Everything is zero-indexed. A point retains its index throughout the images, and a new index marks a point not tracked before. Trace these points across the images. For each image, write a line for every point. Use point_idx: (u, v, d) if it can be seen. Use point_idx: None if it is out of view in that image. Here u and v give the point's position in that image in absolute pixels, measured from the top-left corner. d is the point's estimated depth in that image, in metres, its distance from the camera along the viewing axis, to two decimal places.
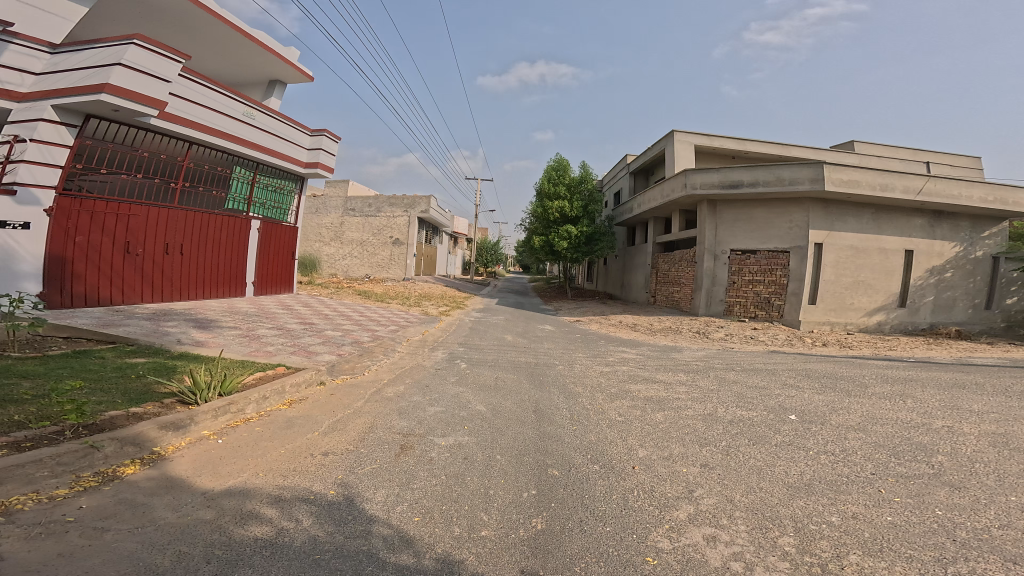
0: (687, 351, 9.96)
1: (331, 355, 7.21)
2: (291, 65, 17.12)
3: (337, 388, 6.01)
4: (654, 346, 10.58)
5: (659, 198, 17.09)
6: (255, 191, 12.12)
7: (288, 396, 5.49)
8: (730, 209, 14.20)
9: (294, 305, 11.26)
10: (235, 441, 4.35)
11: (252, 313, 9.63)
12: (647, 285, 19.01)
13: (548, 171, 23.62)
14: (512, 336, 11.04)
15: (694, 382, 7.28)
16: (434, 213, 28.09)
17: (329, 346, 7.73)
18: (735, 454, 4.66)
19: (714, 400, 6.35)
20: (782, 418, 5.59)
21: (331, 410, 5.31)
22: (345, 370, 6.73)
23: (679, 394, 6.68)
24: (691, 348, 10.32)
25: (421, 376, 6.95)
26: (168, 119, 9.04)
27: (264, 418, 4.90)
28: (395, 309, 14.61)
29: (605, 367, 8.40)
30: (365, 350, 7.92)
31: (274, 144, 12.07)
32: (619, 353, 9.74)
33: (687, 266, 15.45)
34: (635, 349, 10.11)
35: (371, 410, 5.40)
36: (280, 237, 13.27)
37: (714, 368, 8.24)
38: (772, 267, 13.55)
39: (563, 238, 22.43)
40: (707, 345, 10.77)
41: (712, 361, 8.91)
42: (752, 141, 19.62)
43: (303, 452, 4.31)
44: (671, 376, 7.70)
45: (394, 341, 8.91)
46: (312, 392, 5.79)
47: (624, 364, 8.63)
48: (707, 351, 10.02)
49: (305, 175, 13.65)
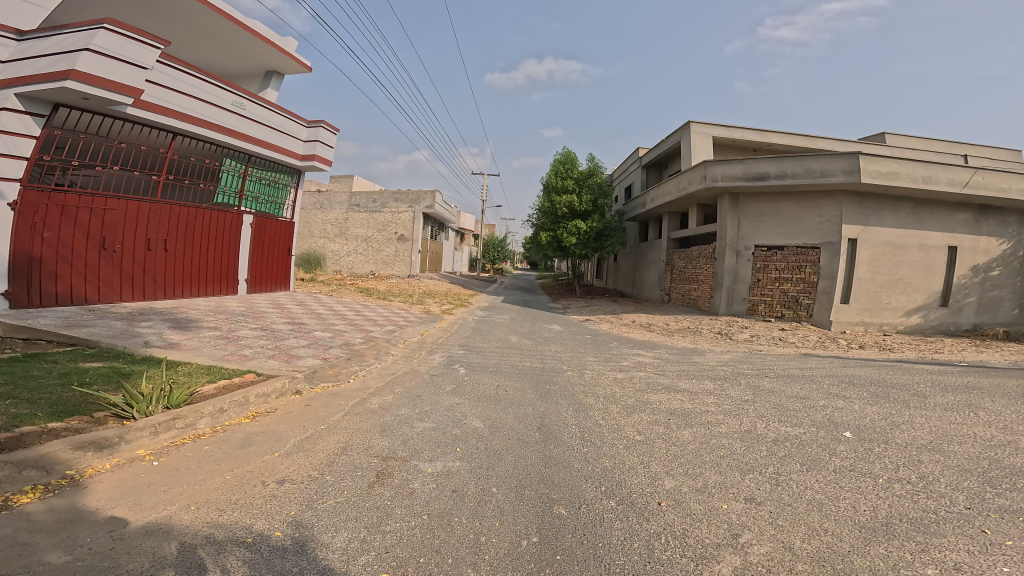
0: (710, 354, 9.09)
1: (315, 360, 6.49)
2: (288, 56, 16.54)
3: (313, 399, 5.28)
4: (672, 348, 9.72)
5: (675, 191, 16.17)
6: (247, 185, 11.50)
7: (251, 409, 4.77)
8: (755, 203, 13.23)
9: (287, 303, 10.59)
10: (173, 466, 3.63)
11: (239, 312, 8.95)
12: (662, 282, 18.07)
13: (556, 164, 22.75)
14: (517, 337, 10.26)
15: (722, 391, 6.42)
16: (440, 209, 27.41)
17: (315, 349, 7.02)
18: (787, 484, 3.82)
19: (749, 414, 5.49)
20: (835, 436, 4.73)
21: (300, 426, 4.58)
22: (327, 377, 5.99)
23: (708, 406, 5.83)
24: (714, 351, 9.44)
25: (414, 383, 6.22)
26: (146, 109, 8.42)
27: (218, 436, 4.19)
28: (397, 307, 13.90)
29: (619, 373, 7.58)
30: (355, 353, 7.20)
31: (267, 136, 11.46)
32: (636, 356, 8.90)
33: (706, 263, 14.49)
34: (652, 353, 9.24)
35: (348, 426, 4.65)
36: (275, 233, 12.64)
37: (744, 374, 7.36)
38: (801, 264, 12.56)
39: (572, 234, 21.59)
40: (731, 347, 9.88)
41: (740, 365, 8.04)
42: (775, 132, 18.55)
43: (253, 479, 3.59)
44: (695, 383, 6.86)
45: (390, 343, 8.19)
46: (282, 404, 5.05)
47: (642, 370, 7.79)
48: (733, 355, 9.12)
49: (302, 168, 13.04)
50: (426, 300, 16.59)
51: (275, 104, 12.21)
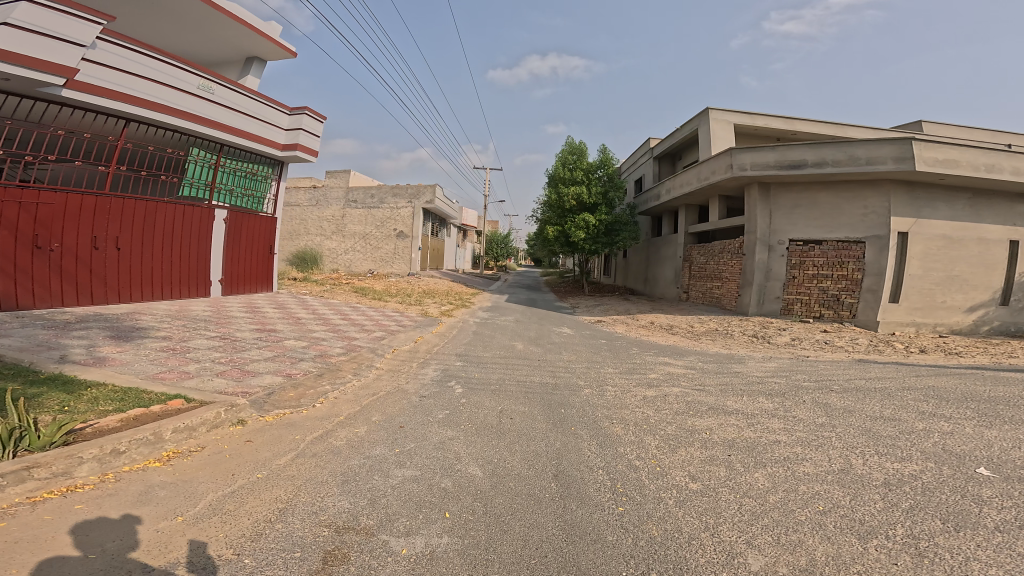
0: (752, 361, 7.88)
1: (278, 377, 5.28)
2: (268, 40, 15.37)
3: (259, 435, 4.04)
4: (706, 354, 8.50)
5: (693, 182, 14.88)
6: (217, 176, 10.59)
7: (166, 448, 3.56)
8: (789, 194, 12.09)
9: (265, 306, 9.40)
10: (9, 538, 2.42)
11: (204, 316, 7.73)
12: (678, 280, 16.75)
13: (564, 155, 21.45)
14: (523, 342, 9.08)
15: (786, 414, 5.19)
16: (440, 204, 26.19)
17: (282, 362, 5.81)
18: (938, 554, 2.78)
19: (836, 447, 4.34)
20: (972, 475, 3.73)
21: (227, 474, 3.36)
22: (286, 403, 4.73)
23: (775, 436, 4.64)
24: (756, 357, 8.21)
25: (402, 409, 5.02)
26: (84, 89, 7.68)
27: (100, 489, 2.97)
28: (393, 309, 12.70)
29: (649, 388, 6.38)
30: (334, 367, 5.98)
31: (241, 123, 10.77)
32: (666, 365, 7.68)
33: (731, 258, 13.20)
34: (684, 361, 8.01)
35: (295, 475, 3.44)
36: (253, 228, 11.52)
37: (803, 389, 6.14)
38: (842, 260, 11.31)
39: (580, 228, 20.26)
40: (773, 353, 8.66)
41: (793, 376, 6.81)
42: (801, 120, 17.21)
43: (121, 561, 2.36)
44: (749, 402, 5.64)
45: (376, 353, 6.99)
46: (213, 439, 3.84)
47: (677, 383, 6.58)
48: (780, 363, 7.88)
49: (284, 158, 12.27)
50: (425, 300, 15.41)
51: (255, 90, 11.58)
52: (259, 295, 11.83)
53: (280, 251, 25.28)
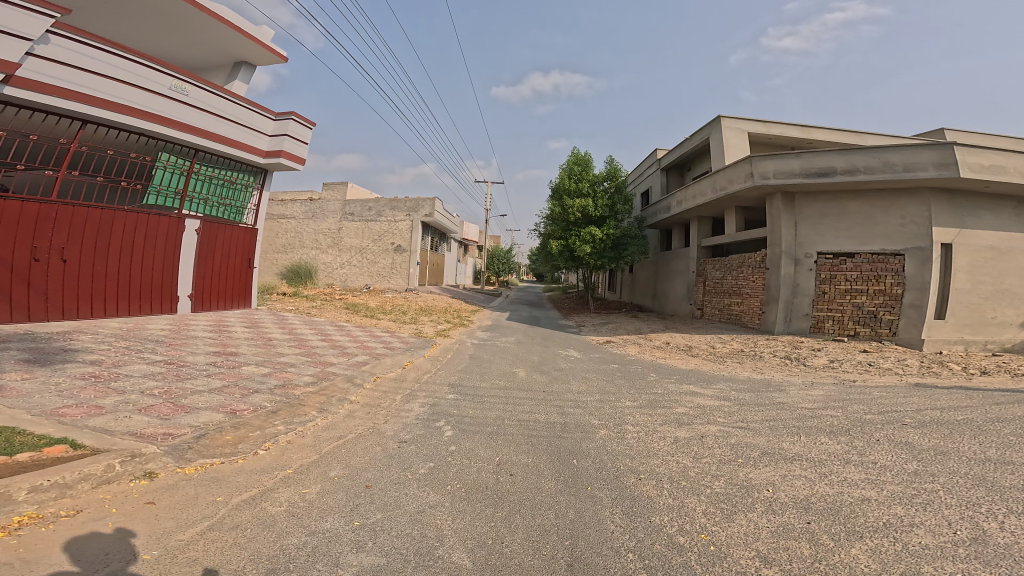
0: (795, 389, 6.82)
1: (218, 415, 4.24)
2: (257, 42, 14.81)
3: (166, 495, 3.02)
4: (737, 382, 7.44)
5: (707, 192, 13.94)
6: (189, 183, 9.89)
7: (19, 512, 2.59)
8: (815, 203, 11.25)
9: (238, 324, 8.37)
10: None
11: (158, 335, 6.70)
12: (691, 295, 15.70)
13: (569, 165, 20.59)
14: (525, 368, 8.00)
15: (863, 461, 4.21)
16: (440, 217, 25.33)
17: (232, 395, 4.76)
18: None
19: (951, 505, 3.36)
20: None
21: (94, 557, 2.33)
22: (218, 450, 3.68)
23: (859, 496, 3.57)
24: (796, 386, 7.14)
25: (370, 462, 3.94)
26: (30, 88, 7.22)
27: None
28: (385, 327, 11.67)
29: (680, 429, 5.33)
30: (296, 402, 4.93)
31: (218, 127, 10.14)
32: (694, 397, 6.66)
33: (753, 273, 12.24)
34: (714, 391, 6.95)
35: (195, 563, 2.40)
36: (229, 240, 10.68)
37: (867, 425, 5.09)
38: (878, 273, 10.37)
39: (586, 242, 19.30)
40: (816, 378, 7.60)
41: (849, 408, 5.77)
42: (818, 127, 16.33)
43: None
44: (811, 444, 4.69)
45: (353, 382, 5.94)
46: (97, 500, 2.84)
47: (714, 421, 5.60)
48: (827, 391, 6.82)
49: (269, 166, 11.59)
50: (421, 318, 14.37)
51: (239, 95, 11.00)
52: (234, 312, 10.85)
53: (273, 265, 24.32)
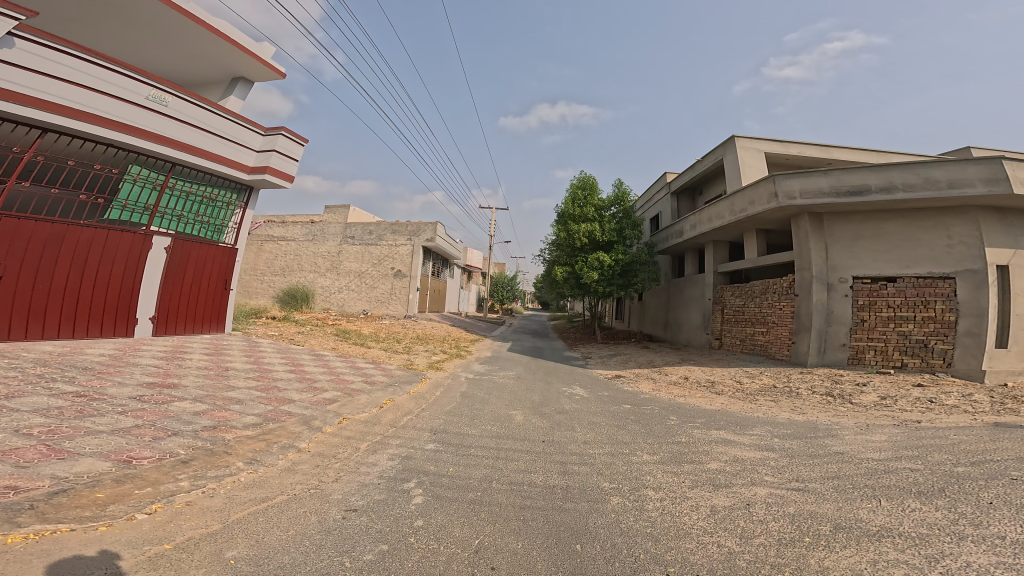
0: (851, 436, 5.90)
1: (103, 463, 3.37)
2: (254, 57, 14.32)
3: None
4: (777, 428, 6.29)
5: (724, 213, 12.95)
6: (162, 199, 9.07)
7: None
8: (847, 224, 10.25)
9: (197, 350, 7.41)
10: None
11: (92, 362, 5.76)
12: (707, 324, 14.54)
13: (573, 190, 19.78)
14: (522, 410, 6.91)
15: (984, 536, 3.28)
16: (443, 241, 24.56)
17: (139, 438, 3.89)
18: None
19: None
20: None
21: None
22: (73, 510, 2.79)
23: None
24: (850, 434, 5.98)
25: (290, 539, 2.94)
26: None
27: None
28: (373, 357, 10.67)
29: (716, 492, 4.27)
30: (221, 449, 4.04)
31: (200, 141, 9.40)
32: (730, 447, 5.57)
33: (781, 299, 11.18)
34: (752, 439, 5.82)
35: None
36: (204, 259, 9.86)
37: (968, 482, 4.22)
38: (925, 299, 9.36)
39: (593, 268, 18.26)
40: (874, 420, 6.63)
41: (931, 459, 4.88)
42: (839, 148, 15.48)
43: None
44: (900, 514, 3.68)
45: (308, 427, 4.97)
46: None
47: (760, 482, 4.47)
48: (892, 435, 5.91)
49: (254, 183, 10.81)
50: (416, 348, 13.32)
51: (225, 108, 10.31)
52: (206, 337, 9.91)
53: (268, 288, 23.45)
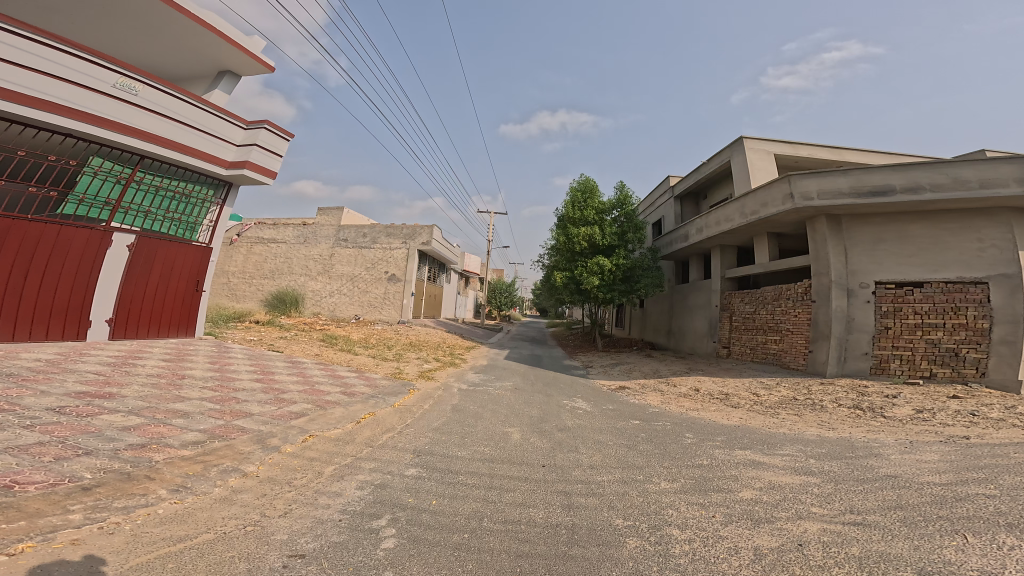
0: (899, 456, 5.11)
1: None
2: (240, 48, 13.58)
3: None
4: (810, 449, 5.49)
5: (734, 217, 12.24)
6: (127, 193, 8.32)
7: None
8: (868, 226, 9.54)
9: (154, 357, 6.64)
10: None
11: (20, 369, 5.04)
12: (715, 332, 13.75)
13: (573, 194, 19.06)
14: (518, 427, 6.13)
15: None
16: (438, 245, 23.79)
17: (35, 459, 3.22)
18: None
19: None
20: None
21: None
22: None
23: None
24: (896, 454, 5.18)
25: None
26: None
27: None
28: (358, 364, 9.84)
29: (748, 530, 3.51)
30: (143, 473, 3.32)
31: (175, 134, 8.69)
32: (764, 471, 4.78)
33: (796, 306, 10.42)
34: (784, 462, 5.05)
35: None
36: (172, 258, 9.10)
37: None
38: (956, 305, 8.61)
39: (593, 273, 17.49)
40: (919, 437, 5.84)
41: (1004, 483, 4.09)
42: (852, 149, 14.84)
43: None
44: (1000, 555, 2.90)
45: (262, 446, 4.20)
46: None
47: (806, 515, 3.70)
48: (946, 454, 5.13)
49: (233, 179, 10.08)
50: (407, 355, 12.51)
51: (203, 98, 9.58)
52: (172, 341, 9.10)
53: (257, 292, 22.62)
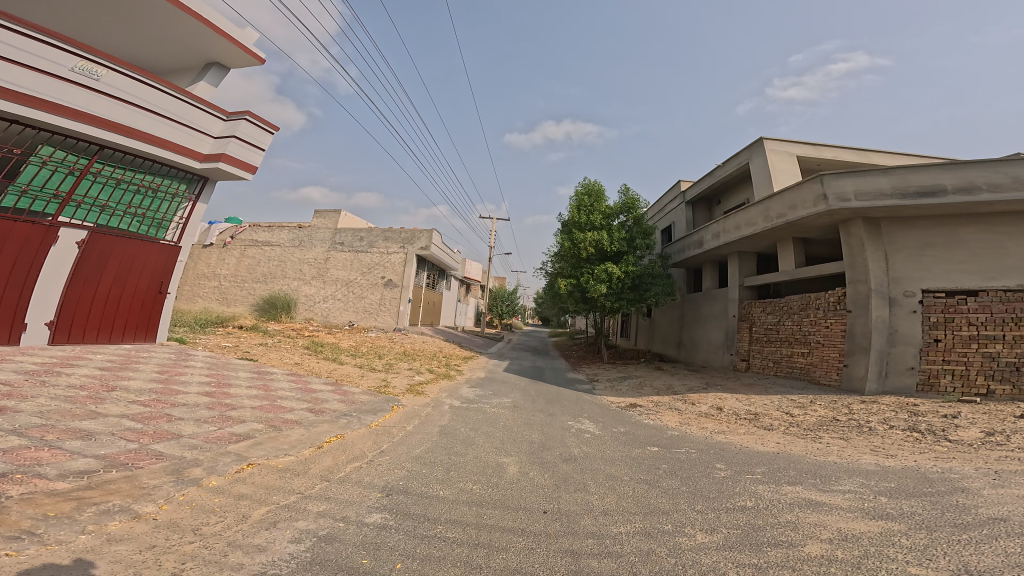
0: (994, 498, 4.10)
1: None
2: (227, 38, 12.68)
3: None
4: (876, 484, 4.53)
5: (757, 220, 11.23)
6: (80, 185, 7.52)
7: None
8: (913, 230, 8.55)
9: (91, 366, 5.70)
10: None
11: None
12: (732, 344, 12.72)
13: (578, 197, 18.07)
14: (516, 457, 5.14)
15: None
16: (438, 250, 22.87)
17: None
18: None
19: None
20: None
21: None
22: None
23: None
24: (987, 490, 4.28)
25: None
26: None
27: None
28: (340, 375, 8.88)
29: None
30: None
31: (142, 123, 7.88)
32: (828, 516, 3.86)
33: (829, 316, 9.41)
34: (848, 505, 4.04)
35: None
36: (132, 257, 8.24)
37: None
38: (1016, 315, 7.66)
39: (601, 280, 16.46)
40: (1005, 469, 4.84)
41: None
42: (879, 151, 13.90)
43: None
44: None
45: (176, 479, 3.32)
46: None
47: None
48: None
49: (208, 173, 9.22)
50: (398, 365, 11.55)
51: (178, 86, 8.76)
52: (128, 346, 8.16)
53: (248, 296, 21.72)
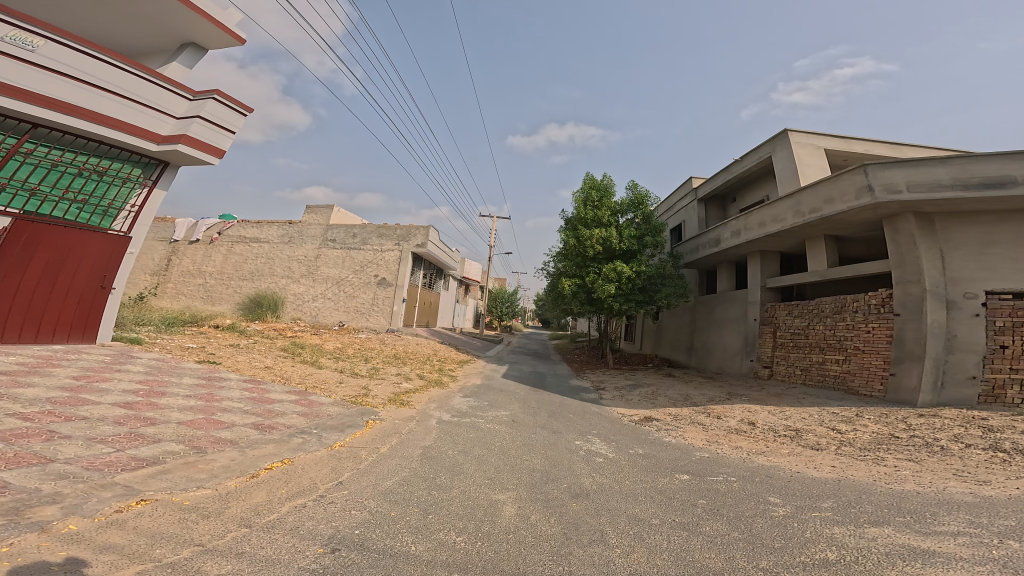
0: None
1: None
2: (204, 16, 11.47)
3: None
4: (991, 525, 3.43)
5: (786, 215, 10.11)
6: (5, 167, 6.51)
7: None
8: (972, 226, 7.47)
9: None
10: None
11: None
12: (754, 350, 11.60)
13: (585, 192, 16.99)
14: (512, 492, 4.05)
15: None
16: (435, 249, 21.76)
17: None
18: None
19: None
20: None
21: None
22: None
23: None
24: None
25: None
26: None
27: None
28: (314, 381, 7.79)
29: None
30: None
31: (86, 100, 6.86)
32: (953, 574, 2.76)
33: (872, 319, 8.29)
34: (970, 558, 2.94)
35: None
36: (66, 246, 7.18)
37: None
38: None
39: (609, 280, 15.33)
40: None
41: None
42: (915, 144, 12.79)
43: None
44: None
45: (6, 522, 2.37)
46: None
47: None
48: None
49: (168, 158, 8.13)
50: (384, 371, 10.46)
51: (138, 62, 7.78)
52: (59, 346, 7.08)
53: (233, 294, 20.67)
